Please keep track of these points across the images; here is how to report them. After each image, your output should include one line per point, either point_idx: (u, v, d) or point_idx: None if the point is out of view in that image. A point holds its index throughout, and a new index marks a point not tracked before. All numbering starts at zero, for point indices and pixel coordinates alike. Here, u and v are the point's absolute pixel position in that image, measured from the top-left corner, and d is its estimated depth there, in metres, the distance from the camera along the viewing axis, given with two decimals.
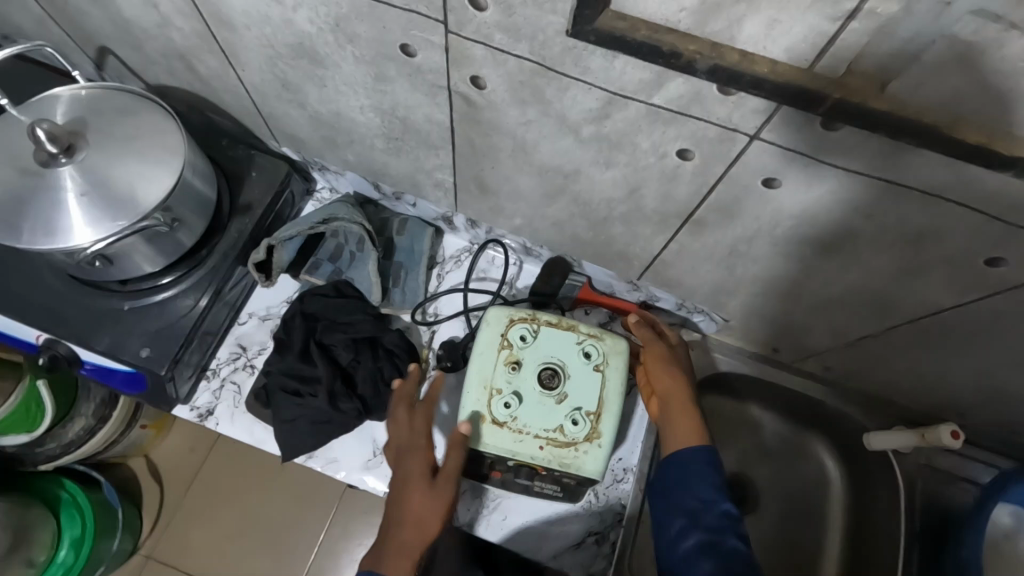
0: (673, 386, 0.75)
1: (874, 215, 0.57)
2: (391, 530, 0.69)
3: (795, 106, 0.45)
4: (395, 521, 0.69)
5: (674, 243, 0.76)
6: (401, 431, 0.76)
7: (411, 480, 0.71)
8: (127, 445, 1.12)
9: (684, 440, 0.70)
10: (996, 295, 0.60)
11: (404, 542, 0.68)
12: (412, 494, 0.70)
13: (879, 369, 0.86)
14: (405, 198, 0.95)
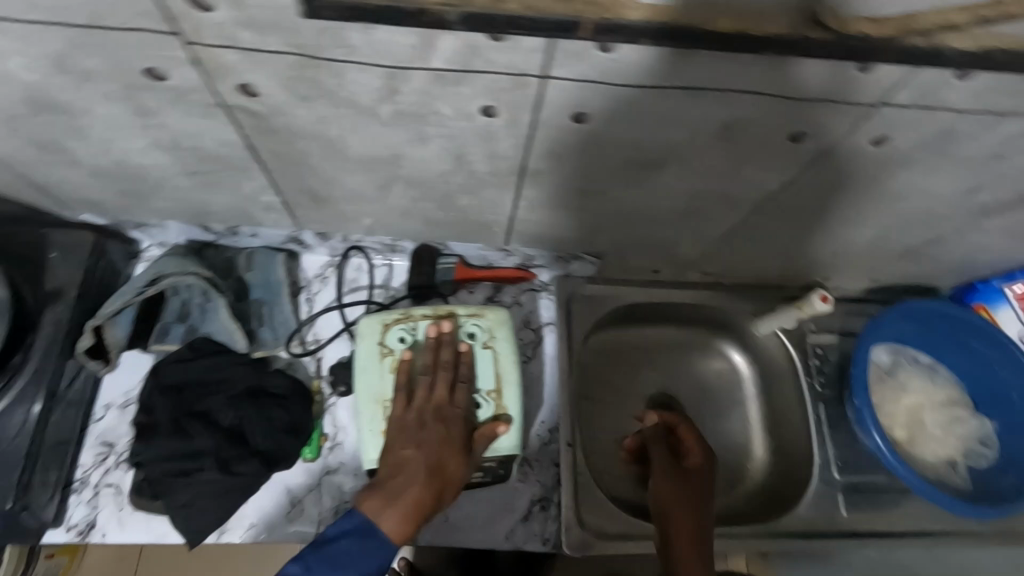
0: (683, 508, 0.68)
1: (692, 125, 0.56)
2: (390, 490, 0.63)
3: (558, 38, 0.44)
4: (411, 481, 0.64)
5: (524, 201, 0.71)
6: (421, 388, 0.68)
7: (427, 437, 0.65)
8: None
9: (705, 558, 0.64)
10: (811, 165, 0.62)
11: (410, 489, 0.63)
12: (415, 458, 0.65)
13: (749, 258, 0.90)
14: (242, 231, 0.86)
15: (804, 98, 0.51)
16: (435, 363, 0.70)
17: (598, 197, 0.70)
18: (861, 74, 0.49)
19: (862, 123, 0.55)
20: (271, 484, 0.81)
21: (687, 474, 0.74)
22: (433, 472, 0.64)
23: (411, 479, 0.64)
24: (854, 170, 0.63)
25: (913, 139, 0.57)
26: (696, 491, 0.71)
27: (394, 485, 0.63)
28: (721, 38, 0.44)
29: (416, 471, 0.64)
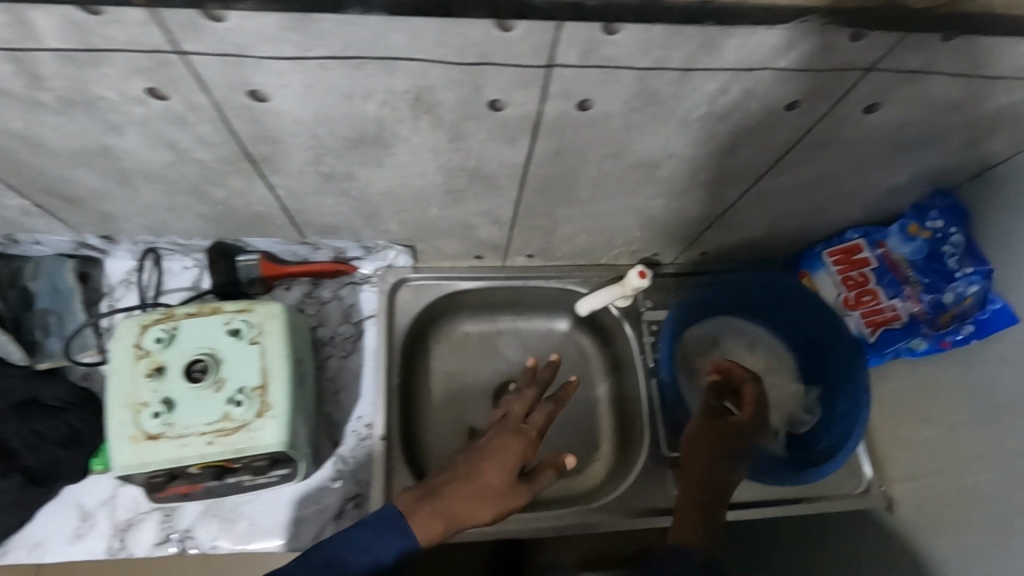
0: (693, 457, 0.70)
1: (379, 98, 0.53)
2: (446, 494, 0.56)
3: (138, 10, 0.42)
4: (477, 478, 0.57)
5: (277, 188, 0.69)
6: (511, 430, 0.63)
7: (490, 444, 0.61)
8: None
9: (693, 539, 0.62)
10: (538, 132, 0.59)
11: (483, 496, 0.57)
12: (510, 455, 0.60)
13: (561, 237, 0.88)
14: (21, 238, 0.81)
15: (465, 62, 0.49)
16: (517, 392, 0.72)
17: (352, 182, 0.68)
18: (505, 33, 0.46)
19: (549, 86, 0.52)
20: (58, 501, 0.79)
21: (738, 433, 0.71)
22: (498, 488, 0.58)
23: (491, 462, 0.59)
24: (585, 137, 0.61)
25: (616, 100, 0.55)
26: (729, 430, 0.71)
27: (488, 467, 0.58)
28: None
29: (488, 471, 0.58)
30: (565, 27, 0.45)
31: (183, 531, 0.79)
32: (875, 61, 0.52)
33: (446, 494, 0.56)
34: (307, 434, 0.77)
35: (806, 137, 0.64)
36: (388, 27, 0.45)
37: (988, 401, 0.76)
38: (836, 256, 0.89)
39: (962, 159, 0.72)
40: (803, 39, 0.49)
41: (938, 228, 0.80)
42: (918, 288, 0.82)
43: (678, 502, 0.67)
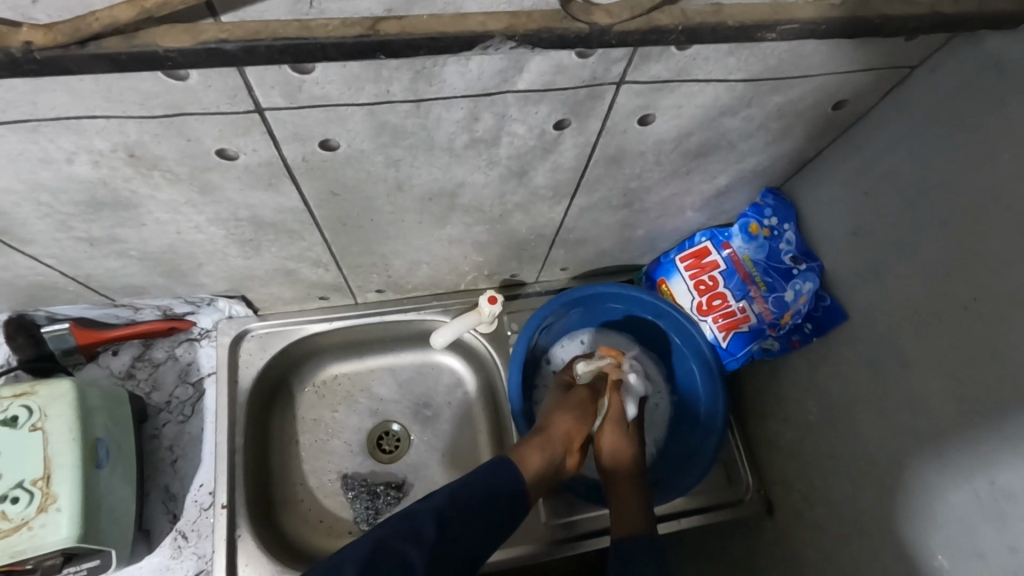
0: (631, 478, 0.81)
1: (87, 159, 0.48)
2: (534, 444, 0.77)
3: None
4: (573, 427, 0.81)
5: (42, 257, 0.63)
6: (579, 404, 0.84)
7: (564, 406, 0.83)
8: None
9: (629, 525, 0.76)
10: (297, 177, 0.55)
11: (537, 452, 0.76)
12: (568, 418, 0.81)
13: (400, 270, 0.84)
14: None
15: (154, 115, 0.44)
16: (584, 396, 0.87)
17: (125, 242, 0.63)
18: (182, 83, 0.41)
19: (272, 130, 0.48)
20: None
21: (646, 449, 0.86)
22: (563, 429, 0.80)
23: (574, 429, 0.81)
24: (353, 176, 0.57)
25: (362, 139, 0.51)
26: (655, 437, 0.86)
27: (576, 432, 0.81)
28: None
29: (552, 431, 0.79)
30: (245, 72, 0.41)
31: None
32: (622, 76, 0.50)
33: (534, 445, 0.77)
34: (127, 514, 0.71)
35: (594, 154, 0.61)
36: (35, 88, 0.40)
37: (830, 403, 0.74)
38: (688, 261, 0.88)
39: (774, 157, 0.71)
40: (527, 62, 0.45)
41: (774, 225, 0.79)
42: (762, 289, 0.81)
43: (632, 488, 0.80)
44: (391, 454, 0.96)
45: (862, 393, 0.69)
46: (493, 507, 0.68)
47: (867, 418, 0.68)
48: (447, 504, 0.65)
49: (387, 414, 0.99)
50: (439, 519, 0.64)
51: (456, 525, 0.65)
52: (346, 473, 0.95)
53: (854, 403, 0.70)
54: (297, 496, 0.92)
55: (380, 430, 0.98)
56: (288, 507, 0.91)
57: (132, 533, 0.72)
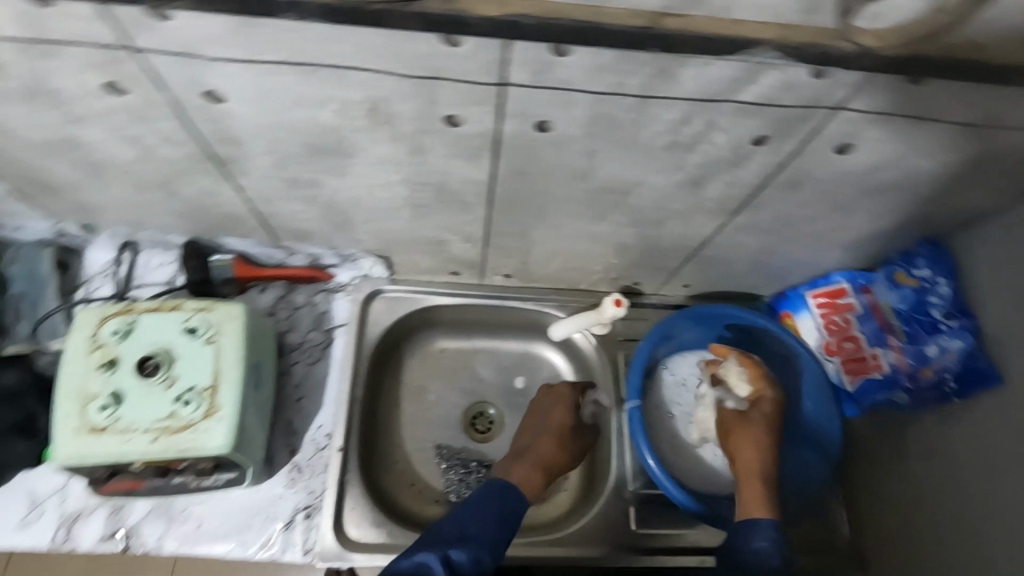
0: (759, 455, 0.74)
1: (335, 106, 0.53)
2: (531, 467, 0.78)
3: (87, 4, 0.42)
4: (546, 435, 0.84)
5: (244, 190, 0.69)
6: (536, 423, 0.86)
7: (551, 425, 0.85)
8: None
9: (752, 510, 0.70)
10: (500, 153, 0.59)
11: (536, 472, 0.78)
12: (546, 443, 0.82)
13: (534, 258, 0.87)
14: (5, 223, 0.83)
15: (415, 75, 0.48)
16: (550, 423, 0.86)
17: (319, 189, 0.68)
18: (453, 50, 0.45)
19: (504, 105, 0.52)
20: (13, 484, 0.78)
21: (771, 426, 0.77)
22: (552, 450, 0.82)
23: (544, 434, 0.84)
24: (546, 159, 0.60)
25: (576, 126, 0.54)
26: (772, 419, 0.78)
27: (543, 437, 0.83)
28: None
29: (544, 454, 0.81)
30: (512, 48, 0.45)
31: (129, 528, 0.78)
32: (842, 102, 0.51)
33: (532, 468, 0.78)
34: (262, 439, 0.76)
35: (774, 175, 0.63)
36: (332, 34, 0.44)
37: (965, 464, 0.72)
38: (820, 299, 0.88)
39: (945, 208, 0.70)
40: (763, 74, 0.47)
41: (926, 276, 0.77)
42: (900, 339, 0.79)
43: (746, 477, 0.73)
44: (484, 434, 0.99)
45: (1014, 455, 0.66)
46: (498, 537, 0.65)
47: (1015, 483, 0.66)
48: (451, 541, 0.63)
49: (486, 395, 1.02)
50: (445, 557, 0.61)
51: (467, 558, 0.62)
52: (440, 443, 0.98)
53: (1001, 465, 0.68)
54: (393, 455, 0.96)
55: (476, 410, 1.01)
56: (384, 464, 0.95)
57: (262, 456, 0.77)
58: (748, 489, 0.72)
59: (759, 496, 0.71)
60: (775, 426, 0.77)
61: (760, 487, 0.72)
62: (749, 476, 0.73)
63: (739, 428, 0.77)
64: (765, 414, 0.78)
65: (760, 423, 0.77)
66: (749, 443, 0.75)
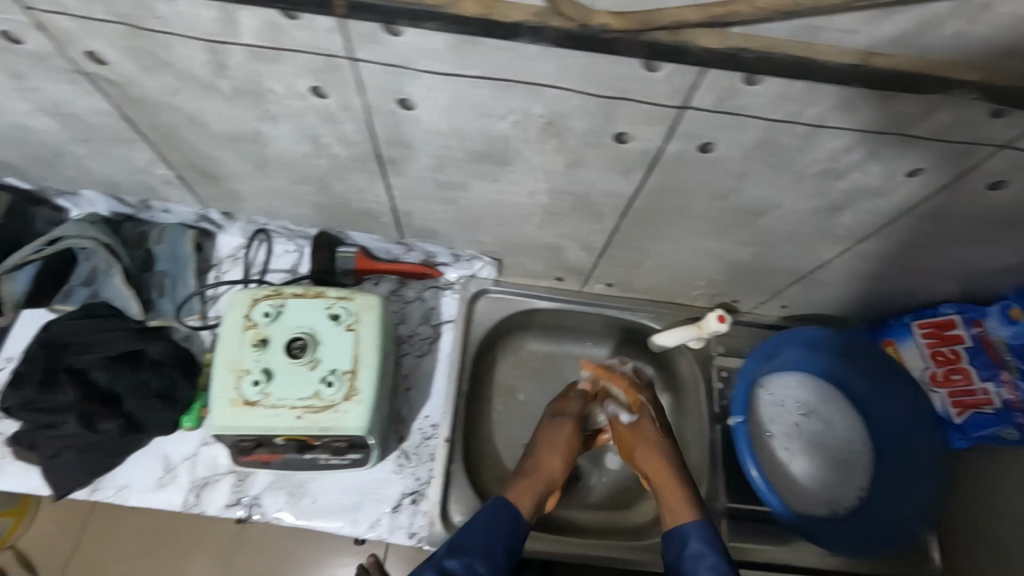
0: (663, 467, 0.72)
1: (514, 118, 0.57)
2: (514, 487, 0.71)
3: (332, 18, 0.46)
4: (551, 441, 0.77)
5: (393, 189, 0.73)
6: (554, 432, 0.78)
7: (544, 436, 0.78)
8: None
9: (677, 517, 0.66)
10: (653, 170, 0.62)
11: (521, 488, 0.71)
12: (536, 455, 0.76)
13: (643, 270, 0.90)
14: (154, 205, 0.89)
15: (604, 95, 0.52)
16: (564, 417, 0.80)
17: (465, 193, 0.72)
18: (650, 75, 0.49)
19: (679, 126, 0.55)
20: (149, 448, 0.84)
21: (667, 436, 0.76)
22: (539, 465, 0.74)
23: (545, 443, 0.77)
24: (695, 178, 0.63)
25: (738, 149, 0.57)
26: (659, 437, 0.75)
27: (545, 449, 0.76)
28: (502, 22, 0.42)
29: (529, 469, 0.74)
30: (708, 76, 0.48)
31: (252, 498, 0.84)
32: (1010, 141, 0.53)
33: (518, 485, 0.72)
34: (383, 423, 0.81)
35: (914, 206, 0.64)
36: (543, 55, 0.48)
37: None
38: (927, 329, 0.88)
39: None
40: (940, 111, 0.50)
41: None
42: (1015, 374, 0.80)
43: (663, 486, 0.70)
44: None
45: None
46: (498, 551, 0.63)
47: None
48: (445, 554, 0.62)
49: None
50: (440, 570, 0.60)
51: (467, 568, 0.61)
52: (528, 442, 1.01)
53: None
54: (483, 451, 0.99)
55: None
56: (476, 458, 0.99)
57: (381, 440, 0.82)
58: (670, 496, 0.69)
59: (682, 495, 0.68)
60: (668, 433, 0.76)
61: (682, 484, 0.69)
62: (664, 478, 0.70)
63: (637, 446, 0.75)
64: (652, 437, 0.75)
65: (653, 443, 0.74)
66: (648, 459, 0.73)
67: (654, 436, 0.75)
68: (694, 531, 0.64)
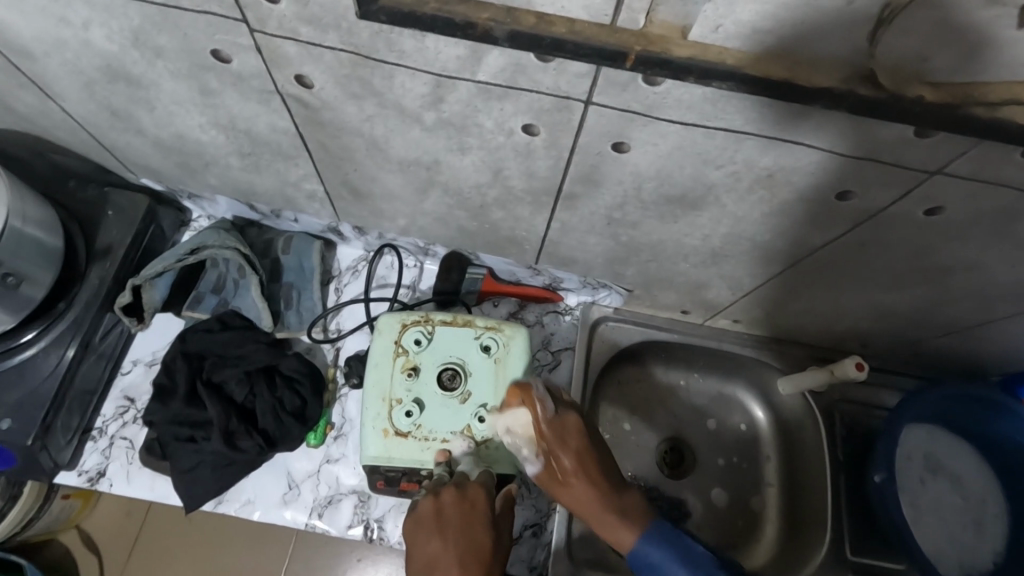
0: (589, 510, 0.67)
1: (733, 168, 0.54)
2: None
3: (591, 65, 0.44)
4: (453, 549, 0.60)
5: (556, 221, 0.71)
6: (458, 519, 0.61)
7: (450, 522, 0.61)
8: (49, 520, 1.14)
9: (624, 538, 0.67)
10: (859, 225, 0.59)
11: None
12: (448, 557, 0.59)
13: (781, 312, 0.87)
14: (285, 214, 0.87)
15: (851, 154, 0.49)
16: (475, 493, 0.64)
17: (632, 229, 0.70)
18: (916, 140, 0.46)
19: (916, 189, 0.52)
20: (273, 463, 0.82)
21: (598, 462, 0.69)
22: (475, 559, 0.59)
23: (461, 532, 0.61)
24: (899, 235, 0.60)
25: (969, 213, 0.54)
26: (603, 472, 0.68)
27: (463, 547, 0.60)
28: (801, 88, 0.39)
29: (450, 567, 0.58)
30: (984, 148, 0.45)
31: (374, 520, 0.80)
32: None
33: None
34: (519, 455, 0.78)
35: None
36: (805, 113, 0.45)
37: None
38: None
39: None
40: None
41: None
42: None
43: (596, 524, 0.67)
44: (675, 471, 1.00)
45: None
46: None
47: None
48: None
49: (684, 432, 1.02)
50: None
51: None
52: (636, 474, 0.98)
53: None
54: None
55: (670, 445, 1.01)
56: None
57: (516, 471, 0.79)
58: (603, 524, 0.67)
59: (614, 524, 0.67)
60: (592, 461, 0.68)
61: (617, 504, 0.67)
62: (590, 504, 0.66)
63: (571, 481, 0.67)
64: (579, 457, 0.67)
65: (583, 487, 0.67)
66: (581, 502, 0.67)
67: (583, 448, 0.68)
68: (656, 558, 0.66)
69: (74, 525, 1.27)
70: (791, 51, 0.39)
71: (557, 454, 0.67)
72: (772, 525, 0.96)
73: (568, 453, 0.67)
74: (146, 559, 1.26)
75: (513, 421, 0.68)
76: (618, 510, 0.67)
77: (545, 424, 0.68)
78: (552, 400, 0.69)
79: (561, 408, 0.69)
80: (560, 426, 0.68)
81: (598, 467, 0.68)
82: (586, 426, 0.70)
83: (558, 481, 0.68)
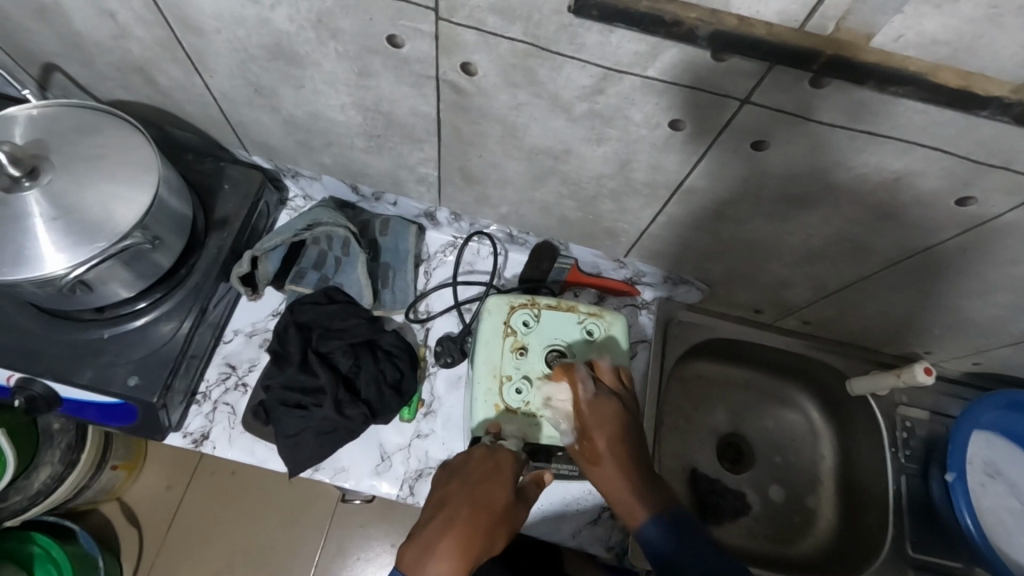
0: (616, 475, 0.64)
1: (863, 171, 0.58)
2: (422, 536, 0.58)
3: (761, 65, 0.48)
4: (465, 488, 0.62)
5: (664, 215, 0.75)
6: (480, 470, 0.64)
7: (473, 473, 0.64)
8: (98, 488, 1.14)
9: (637, 516, 0.63)
10: (969, 232, 0.63)
11: (454, 515, 0.59)
12: (459, 495, 0.61)
13: (855, 317, 0.91)
14: (385, 198, 0.91)
15: (984, 163, 0.53)
16: (499, 452, 0.66)
17: (736, 225, 0.73)
18: None
19: None
20: (366, 436, 0.84)
21: (630, 436, 0.67)
22: (484, 508, 0.60)
23: (481, 478, 0.63)
24: (1004, 244, 0.64)
25: None
26: (631, 446, 0.66)
27: (479, 488, 0.62)
28: (965, 98, 0.43)
29: (458, 505, 0.60)
30: None
31: None
32: None
33: (417, 542, 0.57)
34: None
35: None
36: (950, 121, 0.49)
37: None
38: None
39: None
40: None
41: None
42: None
43: (618, 503, 0.64)
44: (735, 465, 1.03)
45: None
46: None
47: None
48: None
49: (743, 427, 1.06)
50: None
51: None
52: (699, 465, 1.02)
53: None
54: (664, 466, 0.99)
55: (731, 440, 1.05)
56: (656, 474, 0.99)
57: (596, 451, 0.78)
58: (623, 505, 0.64)
59: (636, 497, 0.63)
60: (625, 438, 0.66)
61: (639, 482, 0.64)
62: (618, 487, 0.64)
63: (602, 459, 0.66)
64: (611, 438, 0.66)
65: (609, 462, 0.65)
66: (608, 473, 0.65)
67: (616, 433, 0.66)
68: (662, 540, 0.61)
69: (117, 496, 1.27)
70: (963, 64, 0.43)
71: (586, 434, 0.67)
72: (829, 519, 1.00)
73: (602, 436, 0.66)
74: (187, 531, 1.27)
75: (556, 392, 0.71)
76: (643, 480, 0.64)
77: (583, 403, 0.68)
78: (593, 380, 0.69)
79: (601, 388, 0.69)
80: (595, 408, 0.67)
81: (631, 446, 0.66)
82: (625, 414, 0.68)
83: (590, 460, 0.67)
